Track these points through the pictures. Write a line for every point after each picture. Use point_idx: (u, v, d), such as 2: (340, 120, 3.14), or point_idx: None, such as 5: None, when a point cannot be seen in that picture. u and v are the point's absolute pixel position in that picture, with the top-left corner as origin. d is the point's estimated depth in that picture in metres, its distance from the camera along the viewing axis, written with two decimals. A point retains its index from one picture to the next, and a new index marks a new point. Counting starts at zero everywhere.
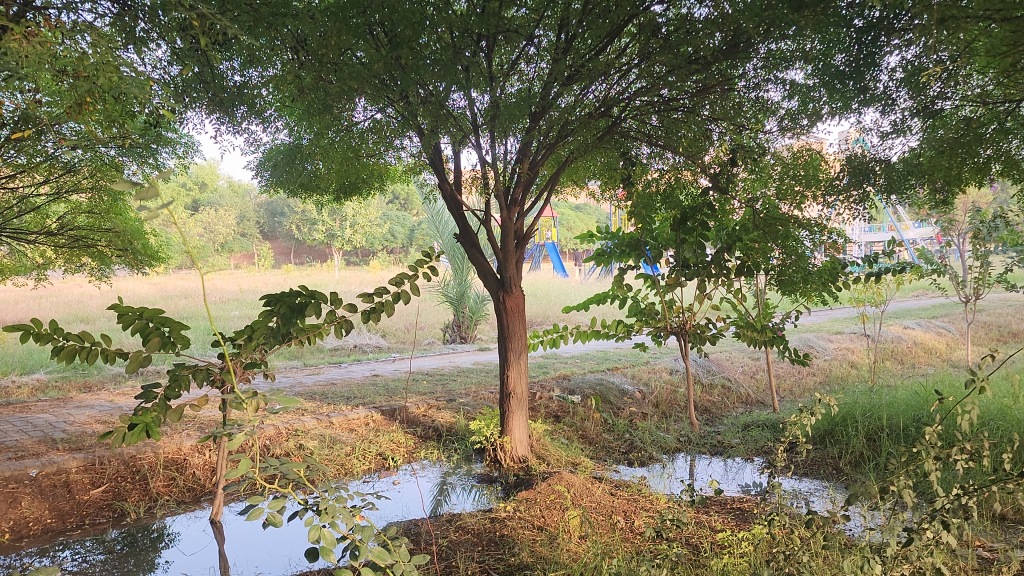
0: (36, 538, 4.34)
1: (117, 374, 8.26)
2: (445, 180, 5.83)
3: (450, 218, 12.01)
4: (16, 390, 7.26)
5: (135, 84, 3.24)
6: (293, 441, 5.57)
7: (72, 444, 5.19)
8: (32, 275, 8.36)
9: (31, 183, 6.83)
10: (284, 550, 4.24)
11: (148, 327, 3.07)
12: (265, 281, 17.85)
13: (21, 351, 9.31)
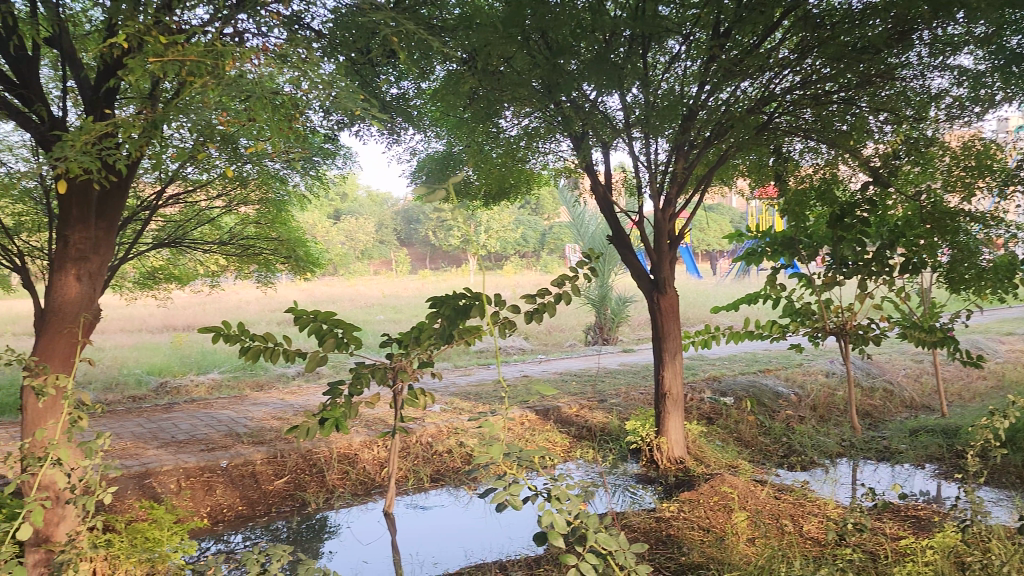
0: (230, 523, 4.72)
1: (283, 374, 8.79)
2: (596, 183, 5.85)
3: (590, 221, 12.06)
4: (195, 387, 7.84)
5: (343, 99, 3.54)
6: (453, 438, 5.77)
7: (254, 438, 5.59)
8: (207, 282, 9.02)
9: (207, 197, 7.39)
10: (459, 541, 4.42)
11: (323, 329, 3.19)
12: (406, 286, 18.47)
13: (195, 352, 10.04)
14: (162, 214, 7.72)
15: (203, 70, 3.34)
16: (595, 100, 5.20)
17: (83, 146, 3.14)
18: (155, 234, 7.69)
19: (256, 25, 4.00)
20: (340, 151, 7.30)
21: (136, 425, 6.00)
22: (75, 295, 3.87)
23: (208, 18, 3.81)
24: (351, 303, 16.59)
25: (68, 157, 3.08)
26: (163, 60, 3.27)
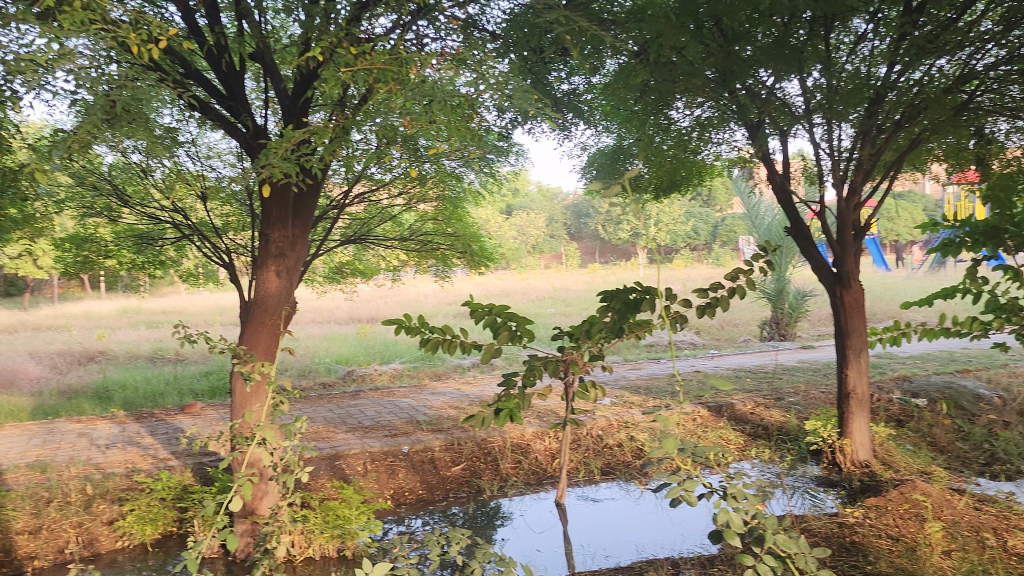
0: (412, 506, 4.98)
1: (459, 365, 9.11)
2: (773, 173, 5.63)
3: (767, 212, 11.61)
4: (379, 375, 8.30)
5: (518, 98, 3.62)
6: (624, 432, 5.77)
7: (433, 426, 5.85)
8: (389, 276, 9.50)
9: (390, 195, 7.80)
10: (631, 535, 4.42)
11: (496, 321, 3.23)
12: (576, 280, 18.59)
13: (379, 343, 10.62)
14: (349, 212, 8.20)
15: (389, 77, 3.53)
16: (773, 85, 4.98)
17: (284, 153, 3.40)
18: (343, 231, 8.19)
19: (435, 30, 4.16)
20: (513, 147, 7.43)
21: (327, 410, 6.44)
22: (276, 290, 4.21)
23: (391, 26, 4.03)
24: (523, 296, 16.90)
25: (272, 164, 3.35)
26: (353, 69, 3.48)
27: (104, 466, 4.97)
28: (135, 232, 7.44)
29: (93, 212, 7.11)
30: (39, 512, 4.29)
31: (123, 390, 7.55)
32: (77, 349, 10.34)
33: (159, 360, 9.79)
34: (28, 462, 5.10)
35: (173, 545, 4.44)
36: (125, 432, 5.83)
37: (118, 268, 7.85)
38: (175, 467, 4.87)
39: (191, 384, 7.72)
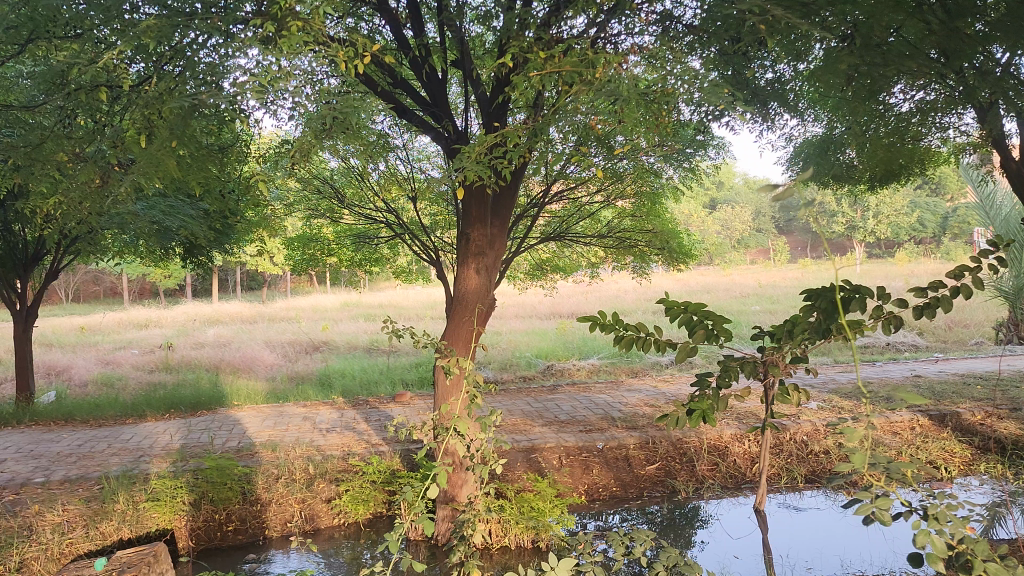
0: (606, 503, 5.01)
1: (657, 363, 9.02)
2: (1009, 159, 5.04)
3: (1005, 202, 10.56)
4: (577, 370, 8.40)
5: (711, 92, 3.53)
6: (832, 438, 5.44)
7: (628, 423, 5.83)
8: (588, 273, 9.57)
9: (588, 193, 7.87)
10: (837, 549, 4.19)
11: (694, 319, 2.63)
12: (784, 278, 17.77)
13: (578, 338, 10.75)
14: (549, 210, 8.34)
15: (578, 78, 3.57)
16: (1008, 61, 4.48)
17: (477, 157, 3.52)
18: (543, 229, 8.35)
19: (629, 27, 4.15)
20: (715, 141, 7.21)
21: (526, 404, 6.61)
22: (475, 287, 4.38)
23: (585, 26, 4.06)
24: (727, 293, 16.39)
25: (466, 167, 3.48)
26: (543, 72, 3.55)
27: (325, 448, 5.42)
28: (353, 232, 8.02)
29: (318, 214, 7.74)
30: (269, 487, 4.76)
31: (343, 378, 8.19)
32: (305, 339, 11.33)
33: (375, 351, 10.50)
34: (262, 441, 5.67)
35: (382, 525, 4.77)
36: (343, 418, 6.31)
37: (339, 265, 8.50)
38: (386, 453, 5.22)
39: (402, 375, 8.23)
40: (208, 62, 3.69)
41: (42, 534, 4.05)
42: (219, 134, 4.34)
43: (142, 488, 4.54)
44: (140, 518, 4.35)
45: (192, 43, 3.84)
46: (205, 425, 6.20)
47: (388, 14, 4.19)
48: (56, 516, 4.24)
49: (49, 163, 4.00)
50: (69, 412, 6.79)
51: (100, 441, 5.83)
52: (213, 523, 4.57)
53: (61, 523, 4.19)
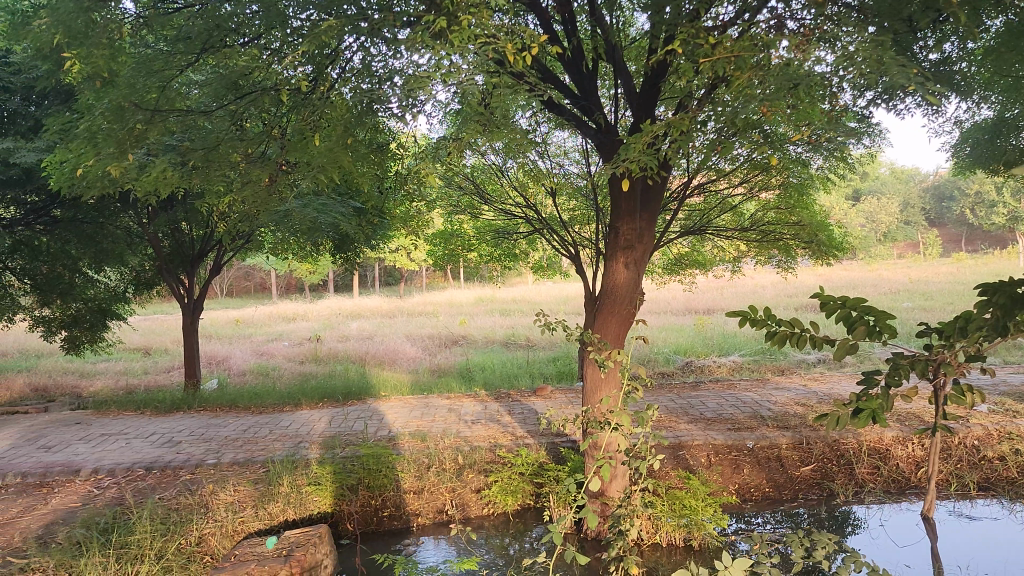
0: (759, 504, 4.86)
1: (803, 360, 8.69)
2: None
3: None
4: (718, 368, 8.19)
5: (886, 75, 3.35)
6: (1007, 444, 5.06)
7: (779, 423, 5.64)
8: (729, 267, 9.31)
9: (730, 185, 7.67)
10: (1019, 562, 3.88)
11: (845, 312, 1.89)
12: (938, 274, 16.71)
13: (717, 334, 10.50)
14: (689, 203, 8.17)
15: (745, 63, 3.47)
16: None
17: (641, 149, 3.47)
18: (683, 222, 8.19)
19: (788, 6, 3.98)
20: (870, 129, 6.84)
21: (669, 400, 6.50)
22: (625, 281, 4.34)
23: (742, 10, 3.93)
24: (875, 289, 15.58)
25: (631, 159, 3.46)
26: (704, 60, 3.46)
27: (472, 440, 5.52)
28: (493, 228, 8.15)
29: (458, 210, 7.89)
30: (421, 476, 4.90)
31: (483, 372, 8.34)
32: (444, 333, 11.61)
33: (512, 345, 10.62)
34: (411, 431, 5.84)
35: (530, 516, 4.81)
36: (487, 410, 6.42)
37: (479, 260, 8.64)
38: (532, 445, 5.26)
39: (542, 369, 8.29)
40: (371, 62, 3.83)
41: (217, 511, 4.32)
42: (376, 134, 4.49)
43: (304, 472, 4.78)
44: (303, 501, 4.57)
45: (357, 46, 3.98)
46: (357, 415, 6.45)
47: (539, 9, 4.20)
48: (229, 495, 4.51)
49: (226, 163, 4.25)
50: (233, 400, 7.23)
51: (262, 426, 6.17)
52: (369, 508, 4.73)
53: (233, 502, 4.45)
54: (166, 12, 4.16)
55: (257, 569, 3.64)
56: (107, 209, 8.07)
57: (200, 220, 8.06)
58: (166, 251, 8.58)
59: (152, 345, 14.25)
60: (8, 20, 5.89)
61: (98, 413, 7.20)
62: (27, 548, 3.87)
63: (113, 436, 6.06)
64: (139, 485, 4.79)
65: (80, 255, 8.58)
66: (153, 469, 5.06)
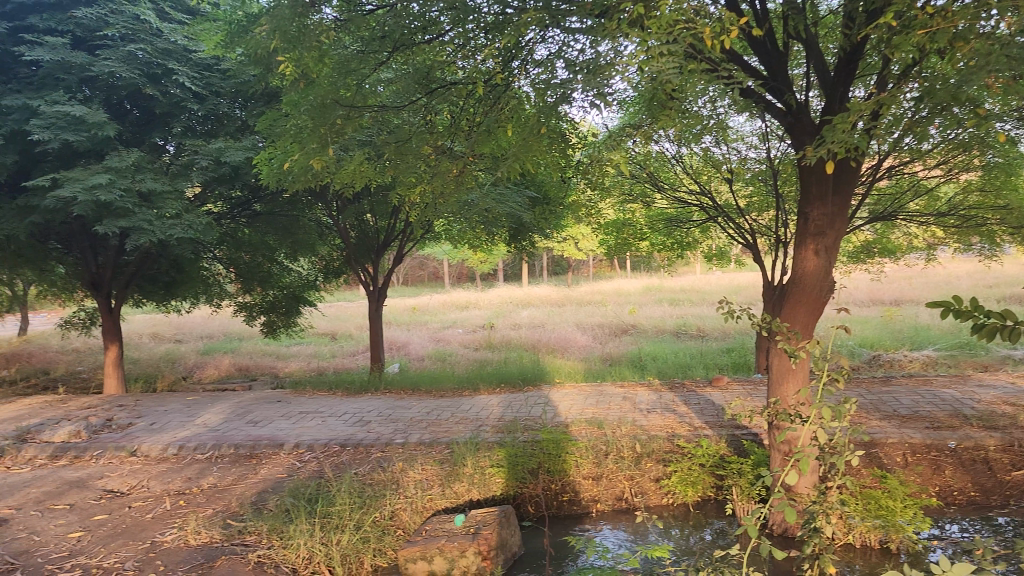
0: (963, 508, 4.51)
1: (1010, 356, 7.97)
2: None
3: None
4: (910, 362, 7.68)
5: None
6: None
7: (984, 422, 5.22)
8: (922, 255, 8.71)
9: (926, 166, 7.16)
10: None
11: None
12: None
13: (908, 327, 9.84)
14: (878, 187, 7.71)
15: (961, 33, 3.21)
16: None
17: (842, 131, 3.31)
18: (871, 207, 7.74)
19: None
20: None
21: (857, 395, 6.18)
22: (814, 268, 4.14)
23: None
24: None
25: (832, 141, 3.30)
26: (910, 32, 3.25)
27: (649, 428, 5.50)
28: (666, 216, 8.04)
29: (631, 198, 7.85)
30: (600, 462, 4.94)
31: (655, 361, 8.28)
32: (614, 322, 11.61)
33: (683, 335, 10.46)
34: (588, 418, 5.90)
35: (711, 508, 4.72)
36: (662, 399, 6.37)
37: (651, 249, 8.57)
38: (711, 437, 5.17)
39: (716, 360, 8.11)
40: (557, 53, 3.88)
41: (408, 488, 4.55)
42: (557, 124, 4.54)
43: (487, 454, 4.94)
44: (486, 482, 4.73)
45: (542, 37, 4.03)
46: (535, 400, 6.60)
47: None
48: (418, 473, 4.74)
49: (414, 155, 4.43)
50: (415, 383, 7.58)
51: (444, 409, 6.44)
52: (550, 492, 4.82)
53: (421, 480, 4.67)
54: (362, 13, 4.39)
55: (447, 545, 3.81)
56: (302, 202, 8.67)
57: (384, 211, 8.49)
58: (353, 241, 9.11)
59: (338, 330, 15.21)
60: (231, 29, 6.50)
61: (296, 392, 7.78)
62: (244, 513, 4.23)
63: (310, 414, 6.52)
64: (338, 459, 5.14)
65: (276, 245, 9.47)
66: (348, 445, 5.40)
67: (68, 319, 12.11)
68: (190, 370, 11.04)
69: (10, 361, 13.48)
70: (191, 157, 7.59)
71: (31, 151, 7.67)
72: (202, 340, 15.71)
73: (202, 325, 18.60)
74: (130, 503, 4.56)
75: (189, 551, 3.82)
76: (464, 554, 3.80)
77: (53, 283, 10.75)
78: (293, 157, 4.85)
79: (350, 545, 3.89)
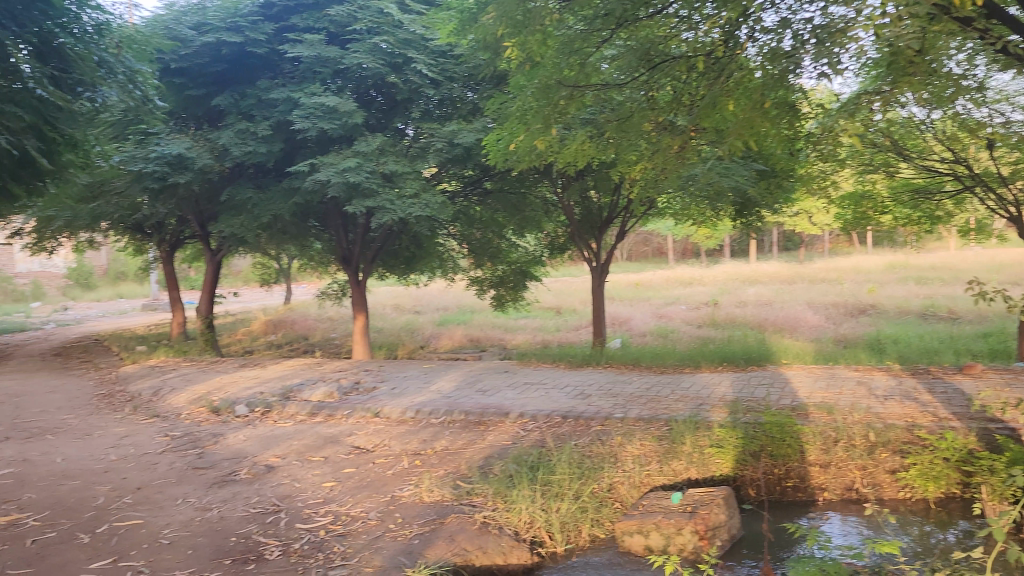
0: None
1: None
2: None
3: None
4: None
5: None
6: None
7: None
8: None
9: None
10: None
11: None
12: None
13: None
14: None
15: None
16: None
17: None
18: None
19: None
20: None
21: None
22: None
23: None
24: None
25: None
26: None
27: (885, 416, 5.15)
28: (912, 187, 7.41)
29: (872, 169, 7.31)
30: (828, 450, 4.71)
31: (896, 344, 7.68)
32: (851, 302, 10.92)
33: (932, 316, 9.60)
34: (817, 401, 5.64)
35: (955, 507, 4.36)
36: (902, 386, 5.93)
37: (894, 223, 7.96)
38: (959, 429, 4.74)
39: (969, 345, 7.40)
40: (788, 20, 3.71)
41: (626, 462, 4.62)
42: (787, 93, 4.34)
43: (706, 434, 4.87)
44: (706, 462, 4.68)
45: (772, 4, 3.86)
46: (760, 381, 6.41)
47: None
48: (636, 449, 4.78)
49: (636, 131, 4.53)
50: (637, 358, 7.63)
51: (665, 386, 6.42)
52: (773, 477, 4.68)
53: (640, 456, 4.71)
54: None
55: (664, 521, 3.86)
56: (529, 180, 8.96)
57: (607, 188, 8.55)
58: (578, 217, 9.28)
59: (563, 305, 15.58)
60: (462, 18, 6.82)
61: (523, 363, 8.12)
62: (472, 476, 4.51)
63: (535, 385, 6.80)
64: (559, 430, 5.32)
65: (505, 222, 9.91)
66: (569, 417, 5.56)
67: (324, 290, 13.43)
68: (428, 340, 11.85)
69: (278, 328, 15.24)
70: (428, 140, 8.10)
71: (294, 139, 8.56)
72: (439, 312, 16.80)
73: (438, 298, 19.83)
74: (373, 459, 5.02)
75: (423, 507, 4.13)
76: (681, 532, 3.81)
77: (311, 258, 11.97)
78: (520, 136, 5.07)
79: (569, 514, 4.06)
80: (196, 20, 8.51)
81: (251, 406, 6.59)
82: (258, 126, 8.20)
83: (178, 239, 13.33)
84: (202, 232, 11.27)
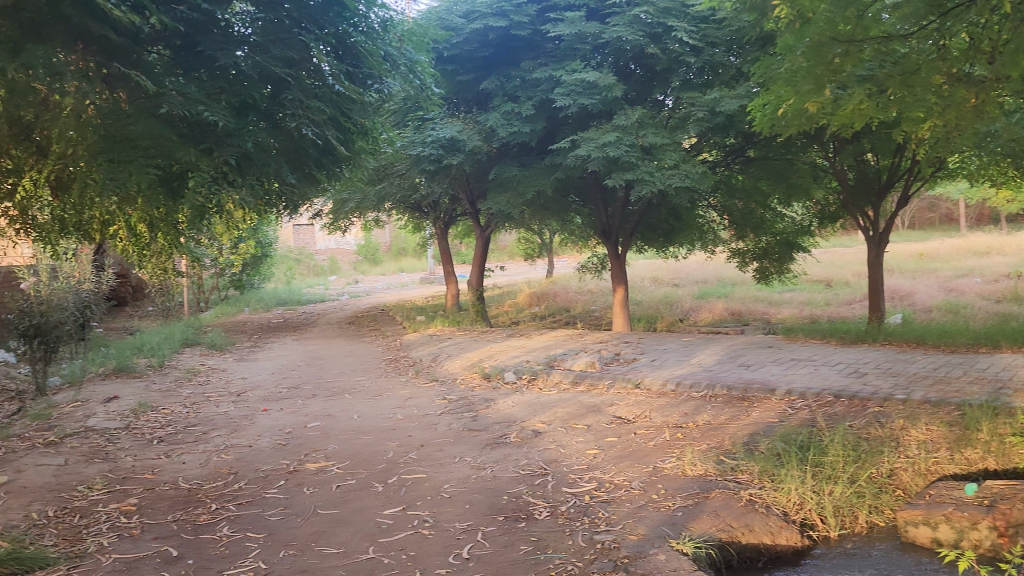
0: None
1: None
2: None
3: None
4: None
5: None
6: None
7: None
8: None
9: None
10: None
11: None
12: None
13: None
14: None
15: None
16: None
17: None
18: None
19: None
20: None
21: None
22: None
23: None
24: None
25: None
26: None
27: None
28: None
29: None
30: None
31: None
32: None
33: None
34: None
35: None
36: None
37: None
38: None
39: None
40: None
41: (909, 447, 4.26)
42: None
43: (1008, 421, 4.33)
44: (1007, 452, 4.13)
45: None
46: None
47: None
48: (922, 433, 4.39)
49: (923, 86, 4.14)
50: (921, 335, 6.98)
51: (955, 366, 5.84)
52: None
53: (925, 441, 4.31)
54: None
55: (956, 513, 3.54)
56: (796, 145, 8.47)
57: (886, 149, 7.87)
58: (852, 183, 8.65)
59: (834, 277, 14.62)
60: None
61: (789, 338, 7.76)
62: (736, 452, 4.40)
63: (803, 361, 6.48)
64: (832, 410, 5.03)
65: (770, 192, 9.49)
66: (842, 396, 5.25)
67: (584, 264, 13.75)
68: (688, 313, 11.72)
69: (541, 300, 15.86)
70: (689, 109, 7.93)
71: (556, 117, 8.80)
72: (698, 285, 16.52)
73: (698, 271, 19.49)
74: (635, 430, 5.08)
75: (687, 480, 4.11)
76: (976, 526, 3.50)
77: (572, 233, 12.29)
78: (788, 101, 4.86)
79: (844, 498, 3.84)
80: (466, 8, 9.00)
81: (518, 374, 6.95)
82: (522, 106, 8.54)
83: (450, 216, 14.30)
84: (472, 210, 11.99)
